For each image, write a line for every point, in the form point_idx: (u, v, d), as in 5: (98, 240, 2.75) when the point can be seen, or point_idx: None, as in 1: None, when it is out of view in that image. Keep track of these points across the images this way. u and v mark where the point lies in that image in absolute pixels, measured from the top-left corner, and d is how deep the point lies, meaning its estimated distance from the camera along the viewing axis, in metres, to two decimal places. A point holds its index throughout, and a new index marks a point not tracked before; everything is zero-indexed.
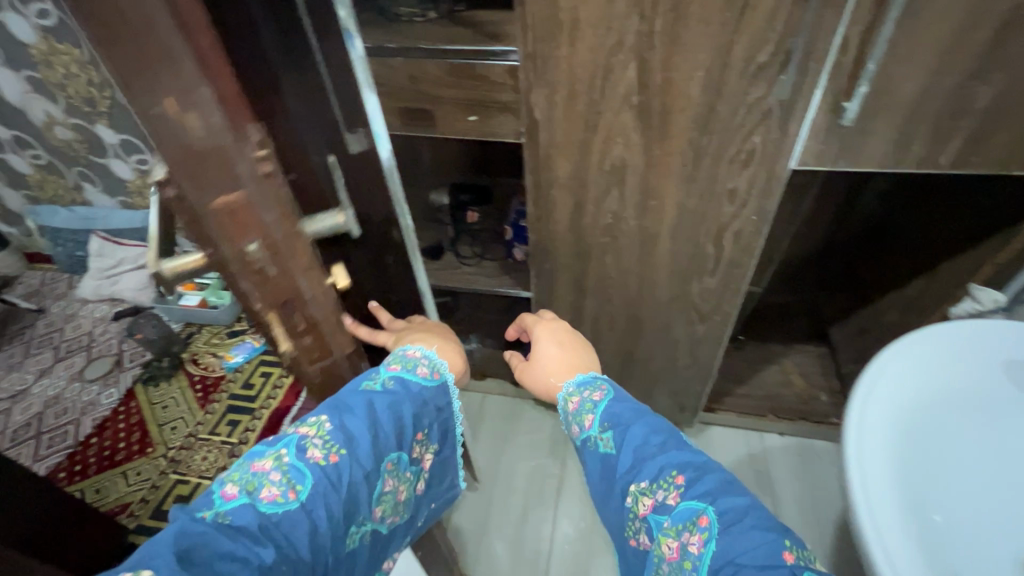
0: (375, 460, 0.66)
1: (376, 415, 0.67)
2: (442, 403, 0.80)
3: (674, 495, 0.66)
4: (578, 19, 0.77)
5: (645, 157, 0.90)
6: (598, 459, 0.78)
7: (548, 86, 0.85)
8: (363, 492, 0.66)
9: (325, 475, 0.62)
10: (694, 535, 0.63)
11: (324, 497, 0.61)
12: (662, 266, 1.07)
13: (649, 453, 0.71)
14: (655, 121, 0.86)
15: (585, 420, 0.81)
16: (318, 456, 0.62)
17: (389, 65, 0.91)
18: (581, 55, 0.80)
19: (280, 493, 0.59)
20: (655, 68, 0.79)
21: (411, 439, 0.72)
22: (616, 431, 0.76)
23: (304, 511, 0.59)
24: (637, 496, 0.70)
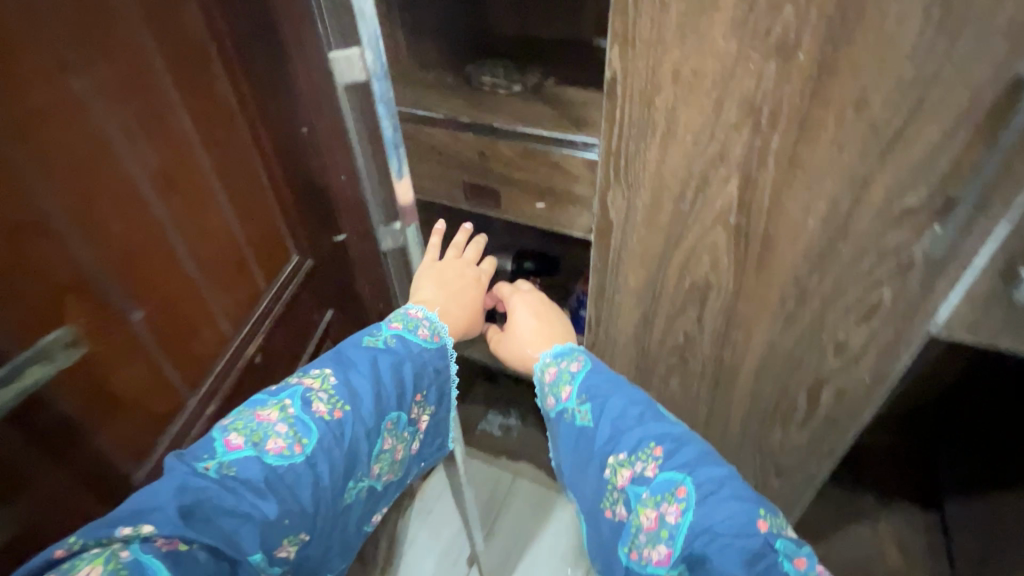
0: (374, 413, 0.66)
1: (376, 371, 0.68)
2: (445, 369, 0.78)
3: (651, 467, 0.66)
4: (676, 123, 0.65)
5: (733, 283, 0.75)
6: (574, 432, 0.77)
7: (629, 186, 0.74)
8: (362, 446, 0.65)
9: (330, 427, 0.62)
10: (673, 507, 0.63)
11: (328, 448, 0.61)
12: (737, 404, 0.89)
13: (628, 428, 0.71)
14: (753, 248, 0.70)
15: (561, 392, 0.81)
16: (322, 410, 0.62)
17: (459, 139, 0.84)
18: (674, 161, 0.68)
19: (285, 445, 0.59)
20: (762, 189, 0.65)
21: (411, 400, 0.72)
22: (593, 402, 0.76)
23: (309, 464, 0.59)
24: (614, 467, 0.70)
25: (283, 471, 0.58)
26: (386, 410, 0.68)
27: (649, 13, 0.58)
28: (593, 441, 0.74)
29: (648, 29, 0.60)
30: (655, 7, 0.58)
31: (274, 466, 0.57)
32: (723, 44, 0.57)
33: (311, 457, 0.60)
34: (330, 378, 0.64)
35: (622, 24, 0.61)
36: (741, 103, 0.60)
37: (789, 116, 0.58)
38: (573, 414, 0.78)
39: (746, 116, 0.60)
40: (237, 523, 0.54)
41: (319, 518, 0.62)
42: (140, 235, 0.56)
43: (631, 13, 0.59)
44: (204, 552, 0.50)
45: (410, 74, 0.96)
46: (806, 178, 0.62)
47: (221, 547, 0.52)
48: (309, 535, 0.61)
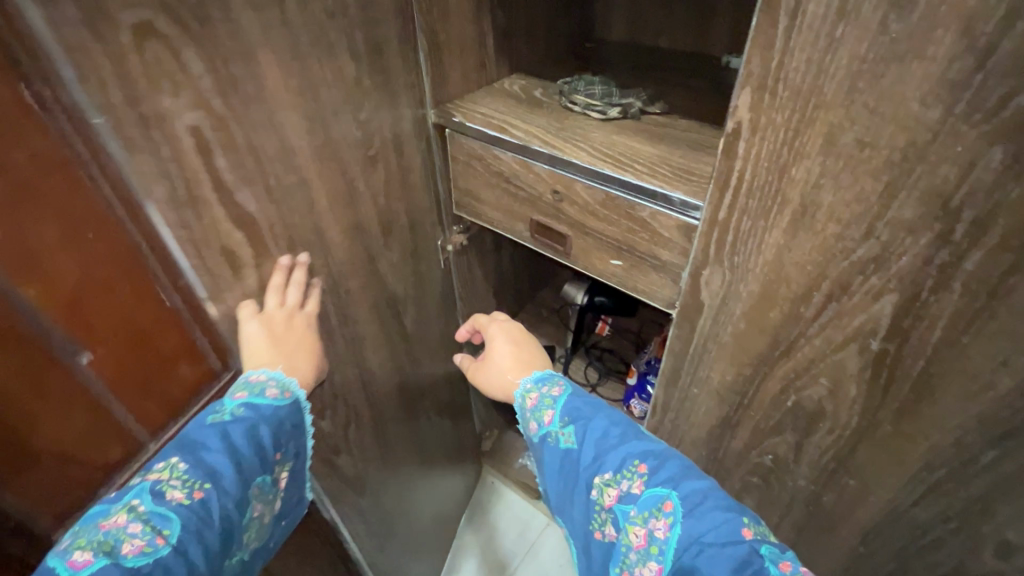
0: (238, 481, 0.51)
1: (229, 438, 0.52)
2: (303, 421, 0.61)
3: (638, 484, 0.57)
4: (817, 205, 0.46)
5: (858, 422, 0.55)
6: (559, 458, 0.66)
7: (733, 269, 0.56)
8: (231, 521, 0.51)
9: (194, 508, 0.47)
10: (659, 520, 0.54)
11: (196, 535, 0.47)
12: (830, 556, 0.68)
13: (614, 446, 0.62)
14: (900, 389, 0.50)
15: (544, 416, 0.70)
16: (178, 496, 0.47)
17: (533, 170, 0.70)
18: (803, 253, 0.50)
19: (147, 544, 0.44)
20: (935, 320, 0.45)
21: (271, 457, 0.56)
22: (578, 421, 0.66)
23: (175, 556, 0.45)
24: (600, 487, 0.61)
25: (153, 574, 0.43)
26: (249, 472, 0.53)
27: (807, 51, 0.41)
28: (578, 463, 0.64)
29: (802, 73, 0.42)
30: (819, 43, 0.40)
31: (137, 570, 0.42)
32: (919, 110, 0.38)
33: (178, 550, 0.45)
34: (182, 464, 0.48)
35: (762, 61, 0.43)
36: (929, 199, 0.40)
37: (1009, 231, 0.38)
38: (557, 438, 0.67)
39: (932, 217, 0.41)
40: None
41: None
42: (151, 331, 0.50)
43: (779, 49, 0.42)
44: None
45: (496, 83, 0.83)
46: (1015, 322, 0.41)
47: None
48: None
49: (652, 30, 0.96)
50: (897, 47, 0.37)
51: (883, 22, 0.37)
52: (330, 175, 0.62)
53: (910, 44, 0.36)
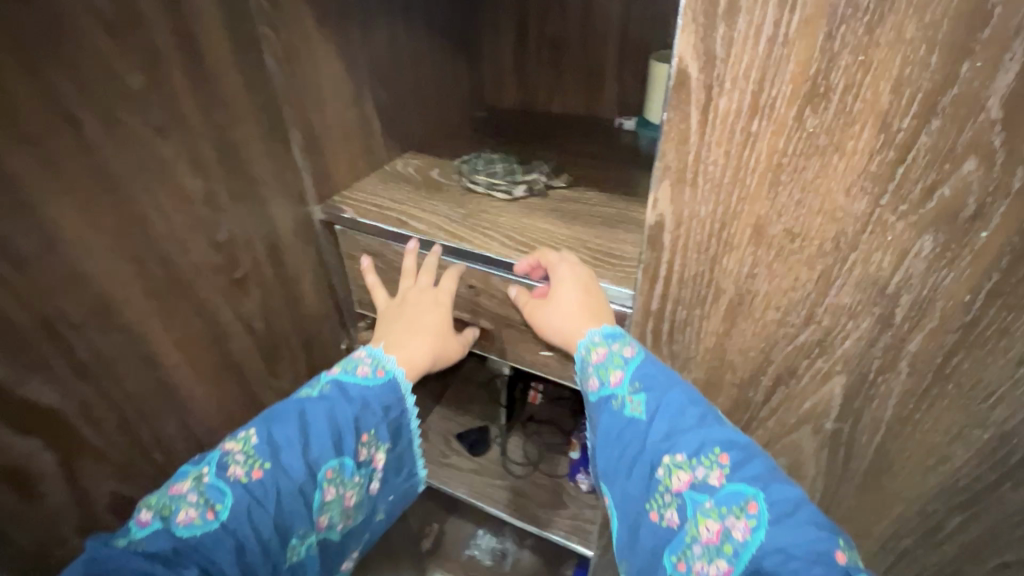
0: (306, 464, 0.48)
1: (304, 418, 0.50)
2: (394, 405, 0.56)
3: (720, 476, 0.42)
4: (753, 293, 0.44)
5: (822, 499, 0.52)
6: (618, 427, 0.48)
7: (675, 358, 0.52)
8: (296, 504, 0.48)
9: (251, 489, 0.46)
10: (739, 520, 0.39)
11: (249, 514, 0.45)
12: None
13: (695, 422, 0.45)
14: (859, 466, 0.48)
15: (608, 376, 0.50)
16: (239, 473, 0.46)
17: (443, 266, 0.63)
18: (745, 339, 0.47)
19: (198, 515, 0.43)
20: (886, 399, 0.43)
21: (352, 440, 0.52)
22: (653, 390, 0.47)
23: (228, 532, 0.43)
24: (667, 465, 0.44)
25: (200, 545, 0.42)
26: (322, 454, 0.49)
27: (724, 147, 0.38)
28: (642, 435, 0.46)
29: (721, 167, 0.39)
30: (735, 138, 0.37)
31: (187, 540, 0.42)
32: (846, 201, 0.36)
33: (230, 526, 0.44)
34: (254, 438, 0.48)
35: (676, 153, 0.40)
36: (865, 286, 0.39)
37: (948, 313, 0.37)
38: (618, 402, 0.49)
39: (871, 303, 0.39)
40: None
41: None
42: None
43: (694, 143, 0.39)
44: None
45: (387, 168, 0.76)
46: (964, 399, 0.40)
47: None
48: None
49: (537, 93, 0.95)
50: (817, 141, 0.35)
51: (799, 118, 0.35)
52: (187, 315, 0.48)
53: (829, 139, 0.34)
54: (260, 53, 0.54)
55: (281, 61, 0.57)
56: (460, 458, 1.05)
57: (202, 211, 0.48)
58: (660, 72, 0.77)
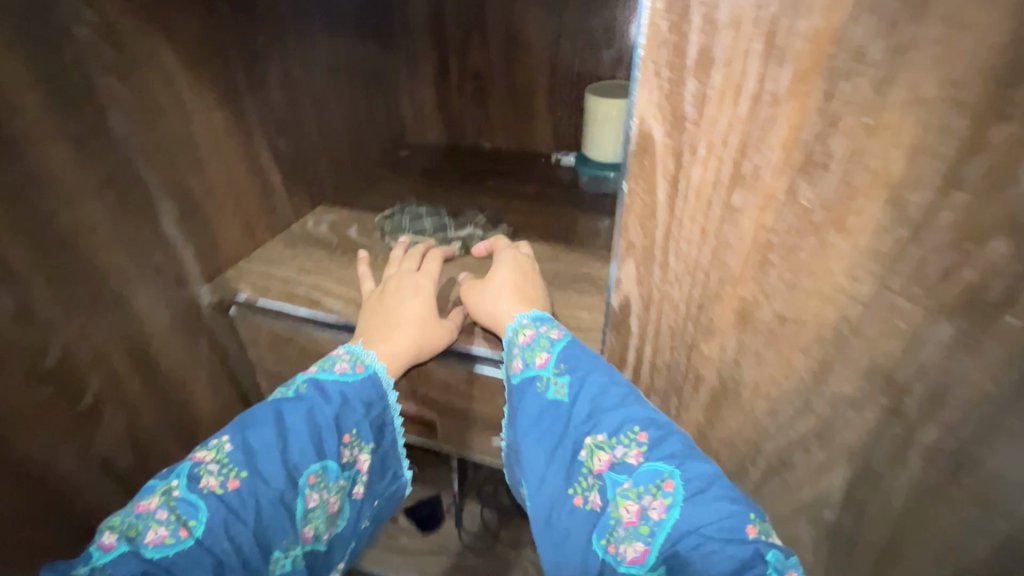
0: (286, 471, 0.41)
1: (284, 420, 0.43)
2: (379, 400, 0.48)
3: (637, 453, 0.38)
4: (738, 381, 0.37)
5: None
6: (538, 410, 0.43)
7: None
8: (278, 514, 0.41)
9: (225, 505, 0.39)
10: (657, 499, 0.36)
11: (227, 529, 0.39)
12: None
13: (617, 395, 0.41)
14: (864, 558, 0.42)
15: (534, 359, 0.45)
16: (212, 485, 0.40)
17: None
18: (731, 428, 0.40)
19: (168, 536, 0.38)
20: (894, 492, 0.37)
21: (340, 440, 0.44)
22: (576, 369, 0.43)
23: (204, 553, 0.38)
24: (588, 447, 0.40)
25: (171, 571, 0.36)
26: (303, 459, 0.42)
27: (696, 225, 0.31)
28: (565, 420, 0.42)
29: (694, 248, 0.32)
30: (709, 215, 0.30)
31: (159, 563, 0.37)
32: (847, 284, 0.30)
33: (206, 546, 0.38)
34: (229, 445, 0.41)
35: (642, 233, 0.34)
36: (871, 376, 0.33)
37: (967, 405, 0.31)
38: (540, 385, 0.44)
39: (877, 394, 0.33)
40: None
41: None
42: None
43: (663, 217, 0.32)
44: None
45: (293, 230, 0.66)
46: None
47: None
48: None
49: (467, 128, 0.86)
50: (812, 217, 0.28)
51: (790, 191, 0.28)
52: None
53: (826, 215, 0.28)
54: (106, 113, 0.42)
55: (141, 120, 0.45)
56: (411, 537, 0.93)
57: None
58: (615, 105, 0.68)
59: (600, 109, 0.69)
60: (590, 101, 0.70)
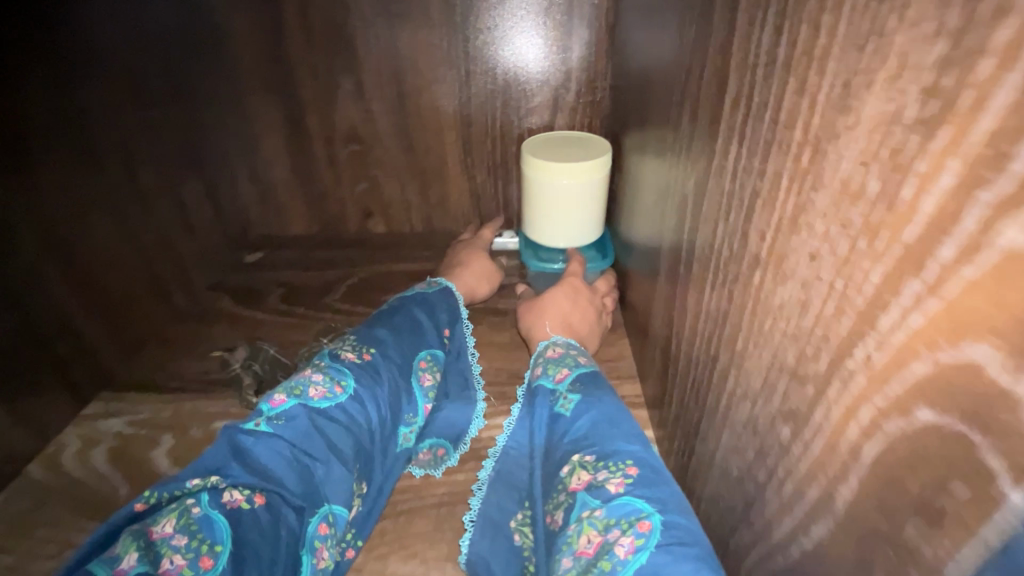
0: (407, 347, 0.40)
1: (391, 319, 0.41)
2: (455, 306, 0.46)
3: (621, 482, 0.28)
4: None
5: None
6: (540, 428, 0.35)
7: None
8: (403, 386, 0.38)
9: (365, 374, 0.36)
10: (627, 537, 0.25)
11: (373, 391, 0.36)
12: None
13: (629, 428, 0.31)
14: None
15: (554, 372, 0.38)
16: (353, 356, 0.37)
17: None
18: None
19: (328, 391, 0.34)
20: None
21: (441, 333, 0.43)
22: (594, 392, 0.35)
23: (349, 424, 0.34)
24: (572, 464, 0.31)
25: (336, 422, 0.33)
26: (409, 347, 0.40)
27: None
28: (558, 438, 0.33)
29: None
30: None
31: (321, 418, 0.33)
32: None
33: (358, 412, 0.35)
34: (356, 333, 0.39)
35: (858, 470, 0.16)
36: None
37: None
38: (550, 399, 0.36)
39: None
40: (283, 489, 0.30)
41: (371, 461, 0.35)
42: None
43: None
44: (268, 512, 0.29)
45: (37, 474, 0.36)
46: None
47: (300, 510, 0.30)
48: (365, 485, 0.35)
49: (349, 215, 0.59)
50: None
51: None
52: None
53: None
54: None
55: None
56: None
57: None
58: (539, 172, 0.48)
59: (541, 176, 0.49)
60: (527, 164, 0.49)
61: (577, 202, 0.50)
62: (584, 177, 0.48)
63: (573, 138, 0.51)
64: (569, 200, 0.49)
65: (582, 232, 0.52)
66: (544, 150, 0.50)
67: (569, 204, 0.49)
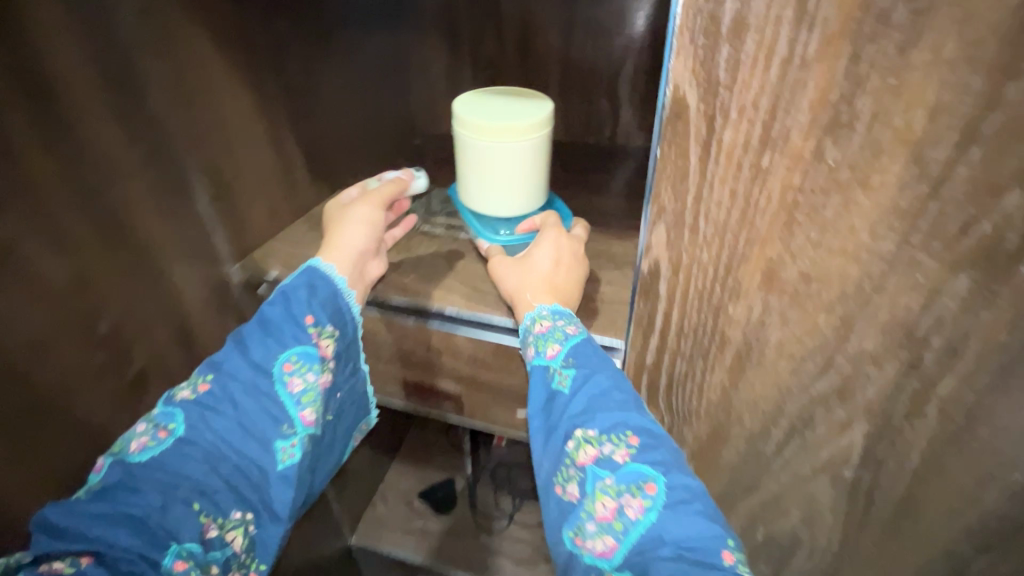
0: (252, 363, 0.44)
1: (241, 333, 0.45)
2: (324, 280, 0.49)
3: (625, 453, 0.38)
4: (762, 341, 0.39)
5: (838, 546, 0.48)
6: (540, 399, 0.44)
7: (676, 412, 0.46)
8: (249, 404, 0.42)
9: (197, 404, 0.41)
10: (636, 499, 0.36)
11: (207, 421, 0.41)
12: None
13: (617, 398, 0.41)
14: (881, 511, 0.44)
15: (544, 349, 0.45)
16: (185, 394, 0.42)
17: (398, 328, 0.54)
18: (755, 390, 0.41)
19: (149, 440, 0.39)
20: (910, 447, 0.39)
21: (303, 325, 0.45)
22: (583, 364, 0.43)
23: (189, 447, 0.40)
24: (576, 438, 0.40)
25: (159, 465, 0.38)
26: (269, 354, 0.44)
27: (719, 190, 0.33)
28: (559, 410, 0.42)
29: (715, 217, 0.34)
30: (737, 185, 0.32)
31: (142, 465, 0.38)
32: (870, 241, 0.32)
33: (185, 443, 0.40)
34: (190, 381, 0.43)
35: None
36: (891, 330, 0.34)
37: (983, 354, 0.33)
38: (545, 374, 0.44)
39: (898, 345, 0.35)
40: (114, 545, 0.34)
41: (241, 483, 0.41)
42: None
43: (692, 181, 0.33)
44: (93, 568, 0.34)
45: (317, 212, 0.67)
46: (995, 442, 0.36)
47: (147, 554, 0.35)
48: (245, 513, 0.41)
49: None
50: (837, 176, 0.30)
51: (817, 151, 0.30)
52: None
53: (851, 174, 0.30)
54: (144, 44, 0.44)
55: (175, 53, 0.47)
56: (427, 521, 0.94)
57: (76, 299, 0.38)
58: (487, 133, 0.52)
59: (485, 135, 0.52)
60: (478, 129, 0.52)
61: (524, 172, 0.54)
62: (531, 134, 0.52)
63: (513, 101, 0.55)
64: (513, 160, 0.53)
65: (530, 195, 0.56)
66: (484, 112, 0.53)
67: (516, 164, 0.53)
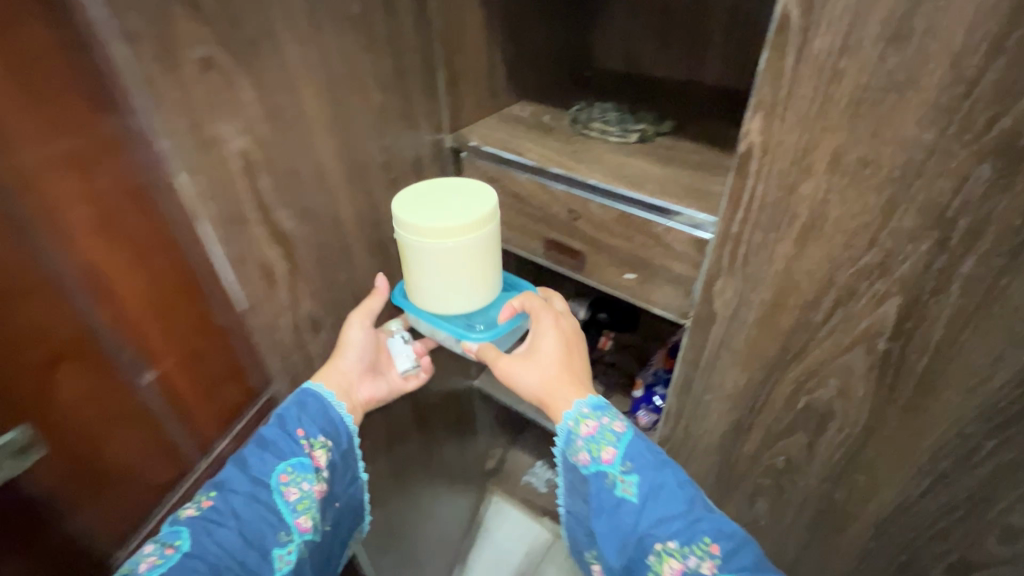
0: (259, 474, 0.53)
1: (240, 454, 0.54)
2: (312, 399, 0.60)
3: (710, 564, 0.52)
4: (823, 217, 0.51)
5: (867, 420, 0.59)
6: (610, 503, 0.59)
7: (747, 279, 0.59)
8: (264, 501, 0.53)
9: (203, 518, 0.49)
10: None
11: (211, 534, 0.49)
12: (843, 552, 0.71)
13: (682, 498, 0.56)
14: (906, 386, 0.54)
15: (601, 452, 0.61)
16: (191, 511, 0.49)
17: (550, 192, 0.74)
18: (813, 262, 0.54)
19: (158, 558, 0.45)
20: (936, 322, 0.49)
21: (296, 437, 0.57)
22: (638, 468, 0.58)
23: (195, 558, 0.47)
24: (658, 554, 0.54)
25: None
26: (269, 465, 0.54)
27: (806, 87, 0.46)
28: (633, 520, 0.57)
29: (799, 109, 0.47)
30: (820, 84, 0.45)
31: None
32: (916, 131, 0.43)
33: (192, 556, 0.47)
34: (191, 507, 0.49)
35: None
36: (927, 210, 0.45)
37: (999, 235, 0.43)
38: (609, 480, 0.59)
39: (929, 224, 0.45)
40: None
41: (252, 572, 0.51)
42: (131, 291, 0.42)
43: (786, 80, 0.47)
44: None
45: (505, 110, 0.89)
46: (1008, 320, 0.45)
47: None
48: None
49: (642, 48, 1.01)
50: (895, 78, 0.42)
51: (881, 57, 0.42)
52: (357, 194, 0.63)
53: (904, 76, 0.41)
54: None
55: None
56: None
57: (377, 120, 0.63)
58: (446, 234, 0.60)
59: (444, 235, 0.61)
60: (436, 231, 0.60)
61: (477, 259, 0.64)
62: (482, 226, 0.63)
63: (444, 186, 0.66)
64: (466, 247, 0.63)
65: (487, 275, 0.67)
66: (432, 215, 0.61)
67: (467, 254, 0.63)
